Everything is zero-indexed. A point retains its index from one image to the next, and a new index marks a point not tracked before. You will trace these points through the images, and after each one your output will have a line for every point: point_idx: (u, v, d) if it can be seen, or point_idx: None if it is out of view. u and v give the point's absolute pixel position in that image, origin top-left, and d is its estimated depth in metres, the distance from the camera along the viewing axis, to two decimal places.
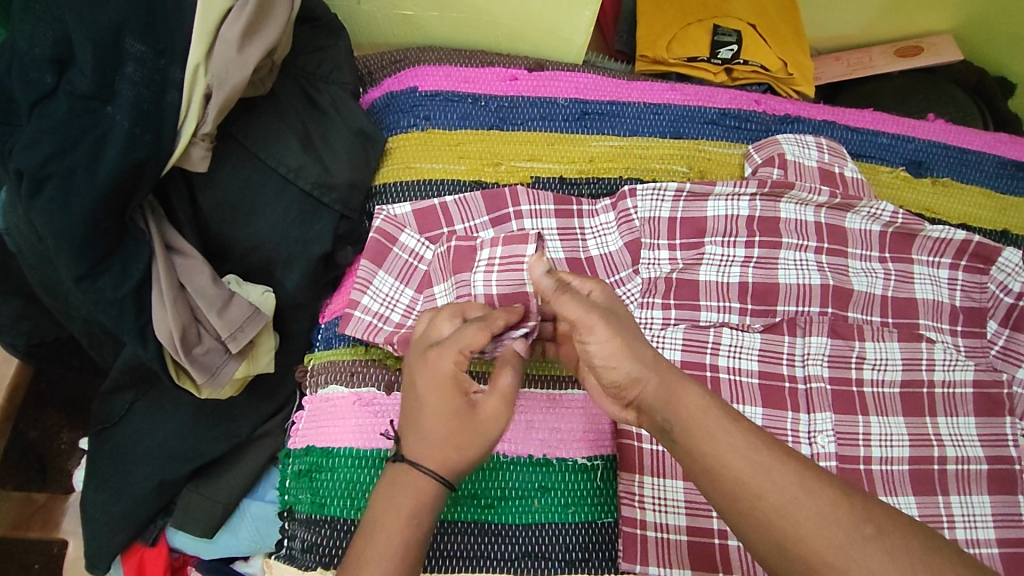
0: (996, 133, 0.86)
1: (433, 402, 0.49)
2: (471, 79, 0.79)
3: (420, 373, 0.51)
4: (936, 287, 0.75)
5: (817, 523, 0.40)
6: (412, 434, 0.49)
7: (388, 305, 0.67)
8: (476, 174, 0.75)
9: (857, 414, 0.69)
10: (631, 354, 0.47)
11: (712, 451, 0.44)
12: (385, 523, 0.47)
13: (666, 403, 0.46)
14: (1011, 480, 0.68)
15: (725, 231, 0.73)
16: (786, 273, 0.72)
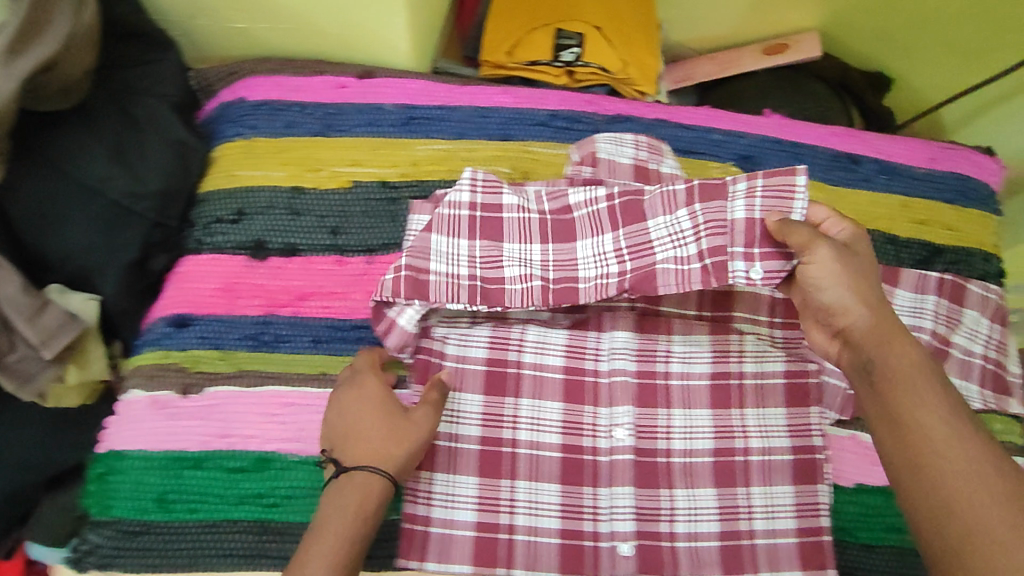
0: (832, 126, 0.86)
1: (380, 424, 0.60)
2: (300, 87, 0.80)
3: (348, 401, 0.62)
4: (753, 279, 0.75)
5: (1011, 492, 0.43)
6: (349, 450, 0.60)
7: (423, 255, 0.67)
8: (296, 181, 0.76)
9: (660, 408, 0.72)
10: (848, 291, 0.54)
11: (919, 394, 0.49)
12: (327, 525, 0.56)
13: (874, 339, 0.52)
14: (813, 468, 0.71)
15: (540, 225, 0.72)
16: None
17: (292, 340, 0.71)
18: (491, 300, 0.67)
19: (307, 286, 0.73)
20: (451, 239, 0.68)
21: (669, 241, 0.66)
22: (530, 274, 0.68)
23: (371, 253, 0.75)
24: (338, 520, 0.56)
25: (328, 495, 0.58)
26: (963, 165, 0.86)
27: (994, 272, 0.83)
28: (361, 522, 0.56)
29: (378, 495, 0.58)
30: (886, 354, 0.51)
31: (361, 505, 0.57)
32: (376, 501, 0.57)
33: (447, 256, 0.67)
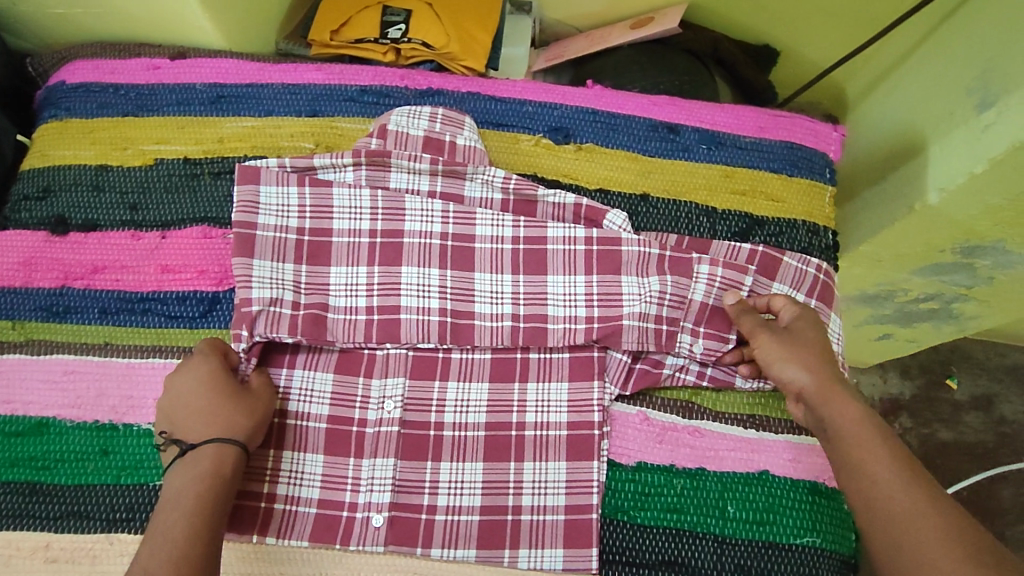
0: (652, 96, 0.85)
1: (218, 405, 0.62)
2: (117, 70, 0.83)
3: (184, 384, 0.63)
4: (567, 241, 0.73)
5: (919, 542, 0.50)
6: (195, 425, 0.61)
7: (282, 216, 0.72)
8: (103, 159, 0.79)
9: (434, 380, 0.72)
10: (803, 363, 0.62)
11: (868, 448, 0.56)
12: (180, 492, 0.58)
13: (836, 403, 0.59)
14: (588, 444, 0.69)
15: (351, 208, 0.74)
16: (411, 229, 0.74)
17: (81, 311, 0.73)
18: (312, 332, 0.70)
19: (101, 260, 0.75)
20: (276, 264, 0.71)
21: (487, 297, 0.73)
22: (356, 303, 0.72)
23: (167, 228, 0.76)
24: (191, 486, 0.58)
25: (178, 469, 0.60)
26: (795, 133, 0.84)
27: (821, 245, 0.80)
28: (219, 481, 0.59)
29: (224, 460, 0.60)
30: (845, 407, 0.59)
31: (215, 469, 0.59)
32: (231, 464, 0.60)
33: (270, 281, 0.70)
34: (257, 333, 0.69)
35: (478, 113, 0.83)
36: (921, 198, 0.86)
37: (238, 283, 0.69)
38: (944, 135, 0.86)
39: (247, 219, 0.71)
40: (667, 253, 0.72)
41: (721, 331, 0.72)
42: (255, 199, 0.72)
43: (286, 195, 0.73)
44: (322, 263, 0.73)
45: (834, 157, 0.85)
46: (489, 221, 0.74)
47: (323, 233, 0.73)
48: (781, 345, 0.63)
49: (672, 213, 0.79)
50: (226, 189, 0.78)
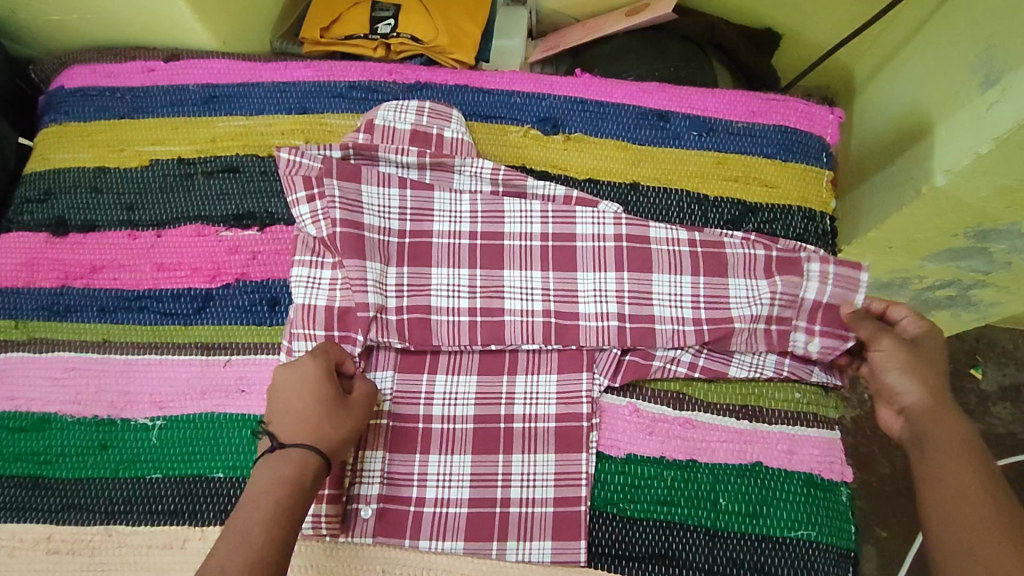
0: (642, 82, 0.84)
1: (317, 406, 0.59)
2: (113, 74, 0.85)
3: (289, 383, 0.60)
4: (598, 226, 0.74)
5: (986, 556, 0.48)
6: (290, 423, 0.58)
7: (385, 215, 0.73)
8: (101, 161, 0.81)
9: (422, 373, 0.71)
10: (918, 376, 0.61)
11: (960, 467, 0.54)
12: (260, 494, 0.54)
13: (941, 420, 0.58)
14: (576, 436, 0.68)
15: (380, 204, 0.73)
16: (440, 222, 0.74)
17: (80, 310, 0.75)
18: (420, 336, 0.71)
19: (99, 259, 0.77)
20: (383, 267, 0.72)
21: (446, 290, 0.72)
22: (384, 301, 0.71)
23: (162, 226, 0.78)
24: (273, 487, 0.55)
25: (264, 463, 0.57)
26: (788, 116, 0.83)
27: (816, 231, 0.78)
28: (298, 489, 0.55)
29: (310, 463, 0.57)
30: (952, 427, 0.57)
31: (299, 474, 0.56)
32: (312, 473, 0.57)
33: (376, 284, 0.71)
34: (370, 336, 0.70)
35: (466, 105, 0.83)
36: (928, 181, 0.82)
37: (355, 284, 0.70)
38: (950, 117, 0.83)
39: (356, 219, 0.72)
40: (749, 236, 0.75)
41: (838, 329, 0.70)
42: (358, 196, 0.72)
43: (387, 195, 0.74)
44: (424, 263, 0.73)
45: (830, 139, 0.83)
46: (447, 217, 0.74)
47: (423, 235, 0.74)
48: (906, 359, 0.62)
49: (663, 201, 0.79)
50: (220, 187, 0.79)
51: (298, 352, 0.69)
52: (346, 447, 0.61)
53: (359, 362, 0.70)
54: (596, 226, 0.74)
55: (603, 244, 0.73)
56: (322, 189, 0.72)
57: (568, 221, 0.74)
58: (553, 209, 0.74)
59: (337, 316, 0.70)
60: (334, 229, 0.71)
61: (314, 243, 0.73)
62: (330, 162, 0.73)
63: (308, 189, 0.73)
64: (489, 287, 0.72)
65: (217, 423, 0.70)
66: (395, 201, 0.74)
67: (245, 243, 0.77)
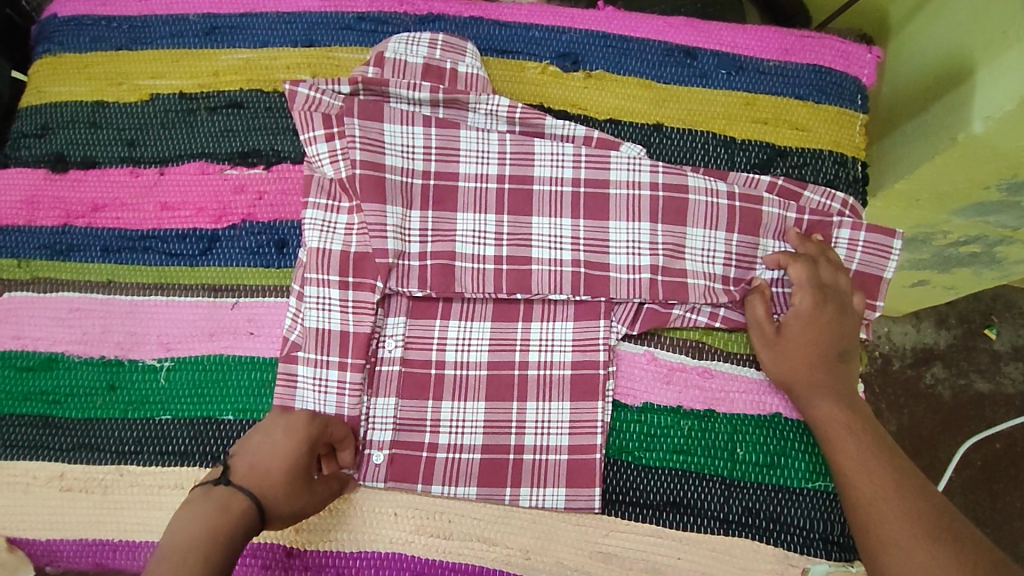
0: (668, 17, 0.79)
1: (285, 483, 0.59)
2: (108, 1, 0.80)
3: (267, 438, 0.61)
4: (633, 172, 0.70)
5: (891, 531, 0.55)
6: (252, 477, 0.58)
7: (408, 155, 0.70)
8: (99, 95, 0.77)
9: (435, 318, 0.69)
10: (806, 341, 0.65)
11: (845, 449, 0.60)
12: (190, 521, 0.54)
13: (838, 380, 0.64)
14: (593, 384, 0.67)
15: (403, 143, 0.70)
16: (467, 160, 0.71)
17: (83, 250, 0.73)
18: (441, 282, 0.68)
19: (101, 197, 0.74)
20: (405, 211, 0.70)
21: (471, 236, 0.70)
22: (406, 247, 0.69)
23: (165, 164, 0.75)
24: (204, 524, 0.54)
25: (199, 499, 0.56)
26: (823, 55, 0.78)
27: (848, 177, 0.75)
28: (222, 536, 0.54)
29: (244, 526, 0.55)
30: (846, 379, 0.65)
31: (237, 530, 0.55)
32: (245, 533, 0.56)
33: (397, 230, 0.69)
34: (388, 284, 0.68)
35: (481, 39, 0.78)
36: (965, 128, 0.78)
37: (373, 231, 0.67)
38: (994, 58, 0.79)
39: (376, 158, 0.69)
40: (778, 181, 0.73)
41: (868, 298, 0.71)
42: (380, 134, 0.69)
43: (410, 133, 0.70)
44: (448, 208, 0.70)
45: (866, 81, 0.78)
46: (474, 157, 0.71)
47: (449, 177, 0.71)
48: (806, 330, 0.65)
49: (688, 143, 0.75)
50: (223, 123, 0.76)
51: (310, 299, 0.67)
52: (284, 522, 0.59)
53: (374, 311, 0.68)
54: (631, 172, 0.70)
55: (637, 192, 0.70)
56: (342, 129, 0.70)
57: (602, 167, 0.71)
58: (586, 153, 0.71)
59: (352, 261, 0.68)
60: (353, 169, 0.68)
61: (329, 186, 0.70)
62: (352, 100, 0.70)
63: (326, 128, 0.70)
64: (515, 234, 0.70)
65: (226, 365, 0.68)
66: (419, 139, 0.71)
67: (251, 182, 0.74)
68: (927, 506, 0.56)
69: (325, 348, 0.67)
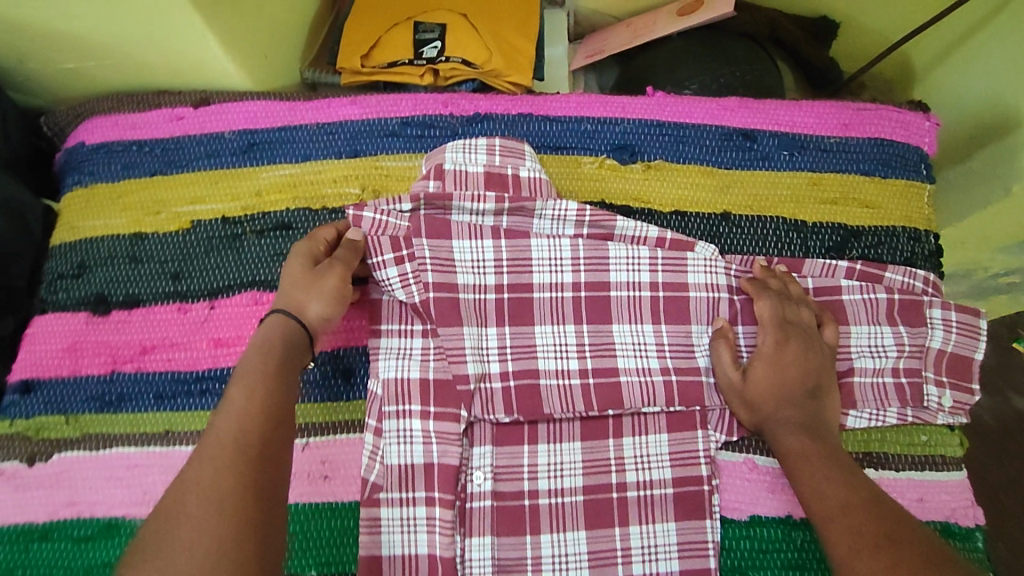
0: (722, 99, 0.77)
1: (300, 268, 0.62)
2: (138, 124, 0.76)
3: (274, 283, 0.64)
4: (710, 273, 0.70)
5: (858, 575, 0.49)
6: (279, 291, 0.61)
7: (479, 271, 0.69)
8: (137, 227, 0.73)
9: (522, 444, 0.66)
10: (769, 381, 0.64)
11: (815, 480, 0.58)
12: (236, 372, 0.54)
13: (815, 419, 0.62)
14: (698, 502, 0.65)
15: (474, 259, 0.68)
16: (540, 270, 0.69)
17: (135, 398, 0.68)
18: (529, 406, 0.66)
19: (150, 339, 0.69)
20: (479, 329, 0.68)
21: (553, 351, 0.68)
22: (486, 369, 0.67)
23: (214, 296, 0.71)
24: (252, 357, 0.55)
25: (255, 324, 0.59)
26: (883, 127, 0.76)
27: (924, 252, 0.73)
28: (271, 350, 0.56)
29: (284, 329, 0.58)
30: (818, 416, 0.63)
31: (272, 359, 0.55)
32: (288, 353, 0.57)
33: (475, 353, 0.67)
34: (473, 412, 0.66)
35: (534, 136, 0.76)
36: None
37: (451, 355, 0.66)
38: None
39: (447, 278, 0.67)
40: (856, 266, 0.71)
41: (964, 382, 0.69)
42: (450, 252, 0.68)
43: (480, 246, 0.69)
44: (526, 323, 0.69)
45: (928, 150, 0.76)
46: (547, 267, 0.70)
47: (524, 289, 0.69)
48: (767, 370, 0.64)
49: (759, 230, 0.73)
50: (272, 247, 0.72)
51: (391, 433, 0.64)
52: (312, 302, 0.60)
53: (459, 442, 0.65)
54: (709, 274, 0.70)
55: (716, 294, 0.70)
56: (412, 250, 0.67)
57: (679, 270, 0.70)
58: (662, 255, 0.70)
59: (432, 389, 0.65)
60: (428, 294, 0.66)
61: (401, 310, 0.68)
62: (418, 219, 0.68)
63: (396, 252, 0.67)
64: (598, 344, 0.69)
65: (305, 515, 0.64)
66: (489, 253, 0.69)
67: None
68: (905, 529, 0.51)
69: (409, 486, 0.63)
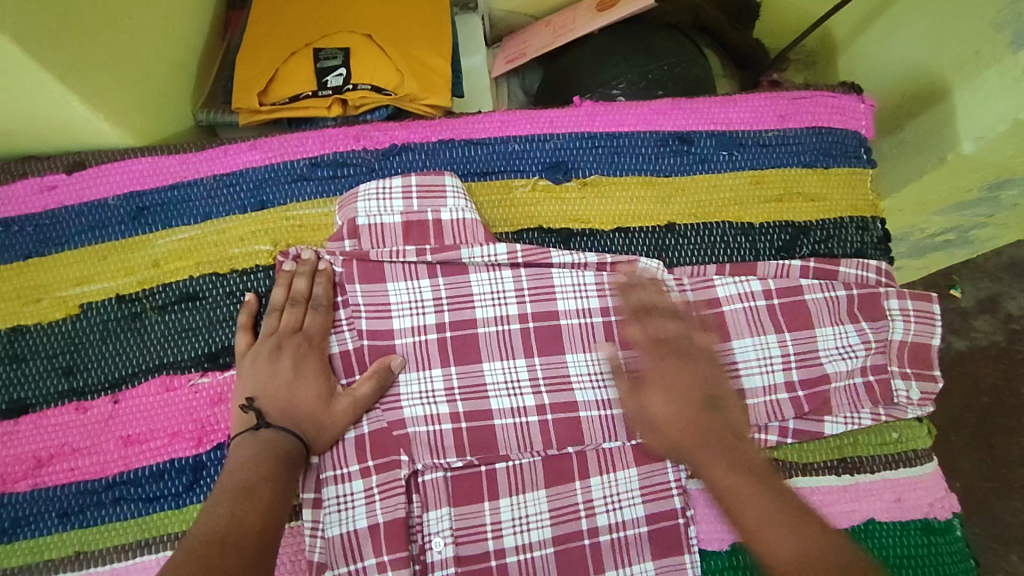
0: (653, 102, 0.73)
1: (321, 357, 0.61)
2: (1, 199, 0.66)
3: (283, 368, 0.58)
4: None
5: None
6: (274, 406, 0.57)
7: (418, 312, 0.64)
8: (14, 320, 0.64)
9: (482, 501, 0.61)
10: (673, 411, 0.58)
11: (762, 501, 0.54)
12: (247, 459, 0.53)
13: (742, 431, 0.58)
14: (675, 537, 0.61)
15: (411, 299, 0.64)
16: (482, 305, 0.64)
17: (34, 521, 0.59)
18: (483, 448, 0.61)
19: (45, 448, 0.60)
20: (422, 372, 0.63)
21: (504, 388, 0.63)
22: (436, 411, 0.62)
23: (118, 388, 0.62)
24: (262, 455, 0.54)
25: (245, 439, 0.55)
26: (819, 115, 0.73)
27: (873, 240, 0.71)
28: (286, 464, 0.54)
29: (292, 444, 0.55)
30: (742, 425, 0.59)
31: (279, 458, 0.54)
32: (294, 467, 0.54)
33: (419, 396, 0.62)
34: (420, 460, 0.61)
35: (459, 163, 0.70)
36: (954, 148, 0.76)
37: (388, 403, 0.62)
38: (971, 78, 0.76)
39: (384, 326, 0.63)
40: (810, 264, 0.68)
41: (928, 369, 0.66)
42: (384, 296, 0.64)
43: (416, 286, 0.64)
44: (472, 361, 0.63)
45: (866, 133, 0.74)
46: (490, 300, 0.64)
47: (465, 325, 0.64)
48: (665, 397, 0.58)
49: (706, 239, 0.69)
50: (178, 323, 0.64)
51: (331, 501, 0.59)
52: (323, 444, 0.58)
53: (406, 495, 0.60)
54: None
55: None
56: (345, 296, 0.64)
57: None
58: (609, 279, 0.65)
59: (369, 445, 0.60)
60: (362, 342, 0.63)
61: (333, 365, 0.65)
62: (350, 265, 0.64)
63: None
64: (549, 378, 0.64)
65: None
66: (427, 292, 0.64)
67: (230, 388, 0.62)
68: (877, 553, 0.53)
69: (357, 556, 0.58)
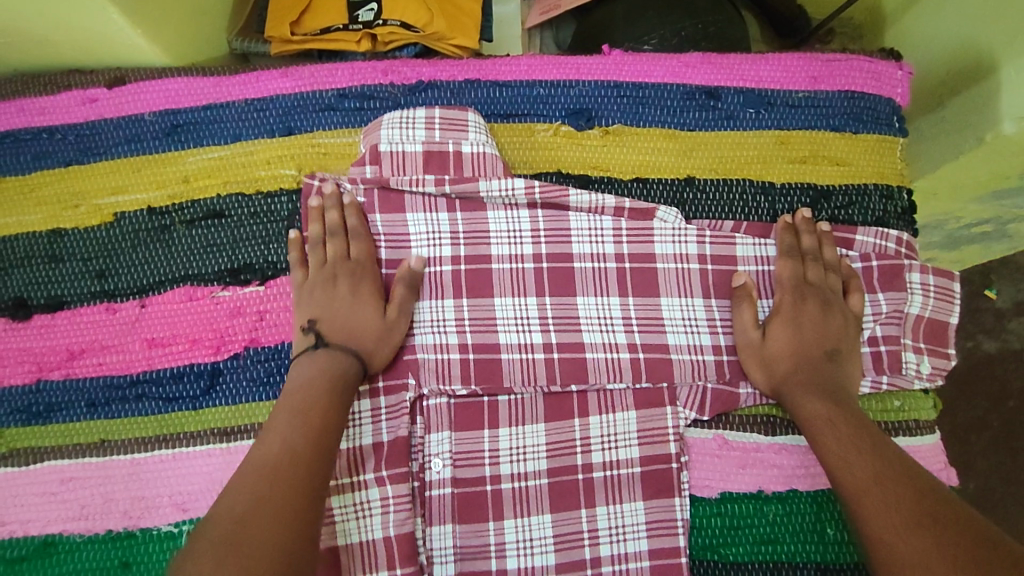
0: (682, 55, 0.72)
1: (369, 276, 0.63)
2: (46, 109, 0.69)
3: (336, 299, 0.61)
4: (679, 245, 0.66)
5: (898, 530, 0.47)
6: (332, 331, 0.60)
7: (435, 243, 0.65)
8: (53, 223, 0.67)
9: (482, 429, 0.63)
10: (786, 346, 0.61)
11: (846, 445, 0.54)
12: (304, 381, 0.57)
13: (833, 383, 0.60)
14: (666, 480, 0.62)
15: (429, 230, 0.65)
16: (498, 239, 0.65)
17: (66, 408, 0.63)
18: (488, 379, 0.63)
19: (77, 343, 0.64)
20: (435, 302, 0.65)
21: (513, 324, 0.64)
22: (445, 340, 0.64)
23: (144, 294, 0.66)
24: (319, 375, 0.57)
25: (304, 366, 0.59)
26: (854, 78, 0.72)
27: (897, 210, 0.70)
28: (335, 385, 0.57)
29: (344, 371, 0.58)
30: (837, 378, 0.60)
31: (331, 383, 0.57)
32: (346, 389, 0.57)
33: (431, 324, 0.64)
34: (426, 385, 0.63)
35: (483, 103, 0.71)
36: (993, 127, 0.73)
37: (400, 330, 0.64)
38: (1019, 53, 0.73)
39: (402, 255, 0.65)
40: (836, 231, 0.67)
41: (942, 346, 0.66)
42: (403, 227, 0.66)
43: (435, 219, 0.65)
44: (483, 295, 0.65)
45: (900, 100, 0.72)
46: (505, 239, 0.65)
47: (480, 260, 0.65)
48: (789, 332, 0.62)
49: (724, 194, 0.69)
50: (204, 238, 0.67)
51: None
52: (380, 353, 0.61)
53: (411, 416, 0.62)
54: (677, 244, 0.66)
55: (686, 265, 0.66)
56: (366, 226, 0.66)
57: (645, 240, 0.66)
58: (626, 226, 0.66)
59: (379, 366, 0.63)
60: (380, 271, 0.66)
61: None
62: (371, 194, 0.65)
63: None
64: (559, 318, 0.65)
65: None
66: (445, 225, 0.65)
67: (248, 302, 0.65)
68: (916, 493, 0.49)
69: (359, 469, 0.60)
